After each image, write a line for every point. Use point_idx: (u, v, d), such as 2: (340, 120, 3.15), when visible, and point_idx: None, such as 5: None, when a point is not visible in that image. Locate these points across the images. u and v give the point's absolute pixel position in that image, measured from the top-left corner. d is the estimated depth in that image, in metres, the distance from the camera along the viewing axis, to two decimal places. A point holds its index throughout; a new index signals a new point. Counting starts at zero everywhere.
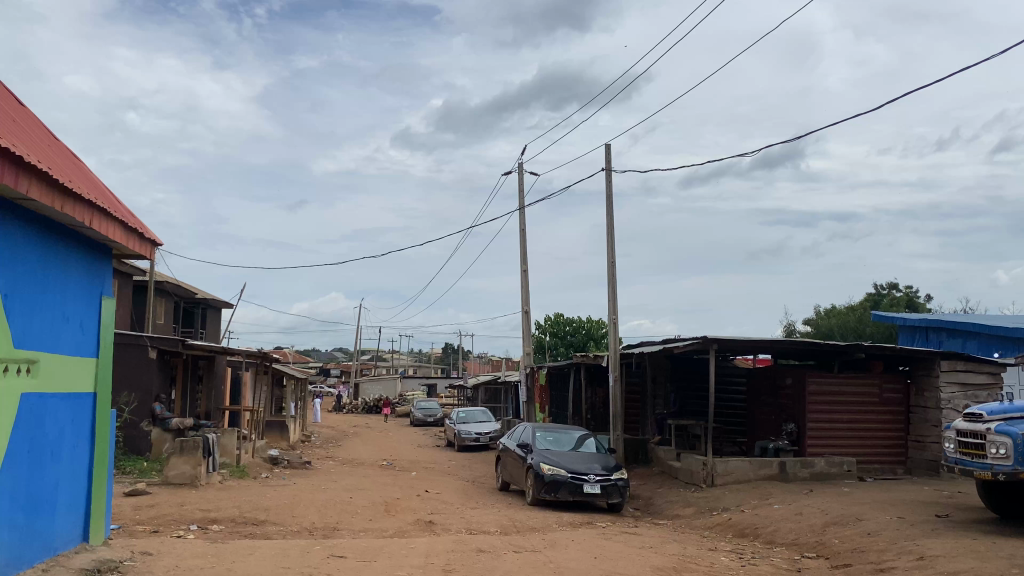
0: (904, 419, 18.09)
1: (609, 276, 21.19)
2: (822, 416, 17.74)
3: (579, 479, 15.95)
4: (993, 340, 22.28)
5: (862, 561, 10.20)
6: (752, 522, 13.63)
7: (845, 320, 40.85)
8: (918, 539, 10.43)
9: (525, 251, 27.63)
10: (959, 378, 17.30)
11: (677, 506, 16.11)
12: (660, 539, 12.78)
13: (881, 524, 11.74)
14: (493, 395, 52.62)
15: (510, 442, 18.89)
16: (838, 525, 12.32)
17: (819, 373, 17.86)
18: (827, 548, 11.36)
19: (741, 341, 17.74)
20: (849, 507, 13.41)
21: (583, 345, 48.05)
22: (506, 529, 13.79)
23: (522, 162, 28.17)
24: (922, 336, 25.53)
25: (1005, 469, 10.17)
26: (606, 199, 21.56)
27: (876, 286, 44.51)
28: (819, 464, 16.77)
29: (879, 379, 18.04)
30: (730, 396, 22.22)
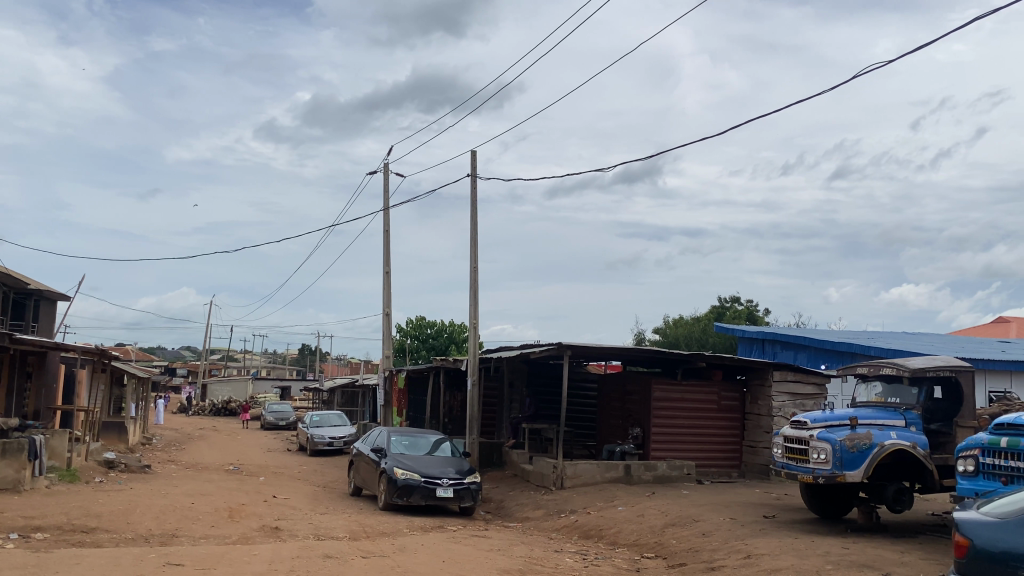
0: (740, 425, 19.21)
1: (471, 280, 21.34)
2: (666, 421, 18.57)
3: (432, 484, 15.98)
4: (821, 353, 24.09)
5: (695, 560, 10.77)
6: (596, 524, 14.09)
7: (691, 331, 42.94)
8: (746, 539, 11.13)
9: (388, 252, 27.35)
10: (789, 387, 18.56)
11: (527, 509, 16.41)
12: (508, 542, 12.99)
13: (715, 525, 12.44)
14: (350, 398, 51.76)
15: (364, 446, 18.66)
16: (675, 526, 12.95)
17: (665, 380, 18.67)
18: (665, 548, 11.93)
19: (595, 348, 18.31)
20: (687, 508, 14.12)
21: (444, 349, 48.14)
22: (355, 534, 13.60)
23: (387, 163, 27.95)
24: (759, 347, 27.22)
25: (825, 472, 11.00)
26: (470, 204, 21.72)
27: (721, 298, 47.12)
28: (661, 468, 17.57)
29: (718, 387, 19.10)
30: (583, 401, 22.88)
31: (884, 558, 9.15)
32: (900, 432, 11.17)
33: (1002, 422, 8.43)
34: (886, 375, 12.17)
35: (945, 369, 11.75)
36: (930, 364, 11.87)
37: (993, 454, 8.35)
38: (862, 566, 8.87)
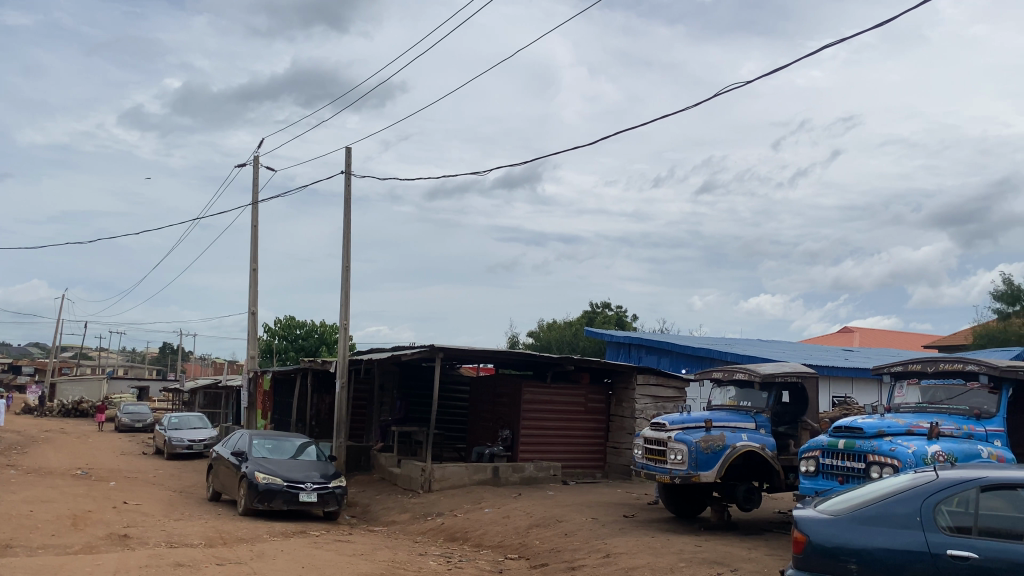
0: (606, 427, 19.69)
1: (342, 280, 20.91)
2: (534, 423, 18.81)
3: (295, 488, 15.55)
4: (683, 358, 25.08)
5: (557, 560, 10.94)
6: (462, 527, 14.08)
7: (563, 335, 43.82)
8: (606, 538, 11.41)
9: (256, 248, 26.43)
10: (651, 391, 19.21)
11: (393, 512, 16.23)
12: (371, 546, 12.80)
13: (577, 525, 12.69)
14: (213, 399, 49.70)
15: (224, 449, 17.93)
16: (540, 527, 13.12)
17: (534, 383, 18.91)
18: (528, 548, 12.05)
19: (467, 351, 18.32)
20: (552, 509, 14.36)
21: (314, 350, 47.02)
22: (211, 541, 13.04)
23: (258, 156, 27.00)
24: (626, 352, 28.03)
25: (681, 473, 11.42)
26: (344, 202, 21.30)
27: (593, 304, 48.30)
28: (528, 469, 17.79)
29: (585, 390, 19.52)
30: (453, 404, 22.86)
31: (733, 554, 9.57)
32: (750, 434, 11.76)
33: (841, 425, 9.01)
34: (740, 381, 12.77)
35: (793, 375, 12.48)
36: (780, 370, 12.58)
37: (832, 455, 8.91)
38: (712, 562, 9.26)
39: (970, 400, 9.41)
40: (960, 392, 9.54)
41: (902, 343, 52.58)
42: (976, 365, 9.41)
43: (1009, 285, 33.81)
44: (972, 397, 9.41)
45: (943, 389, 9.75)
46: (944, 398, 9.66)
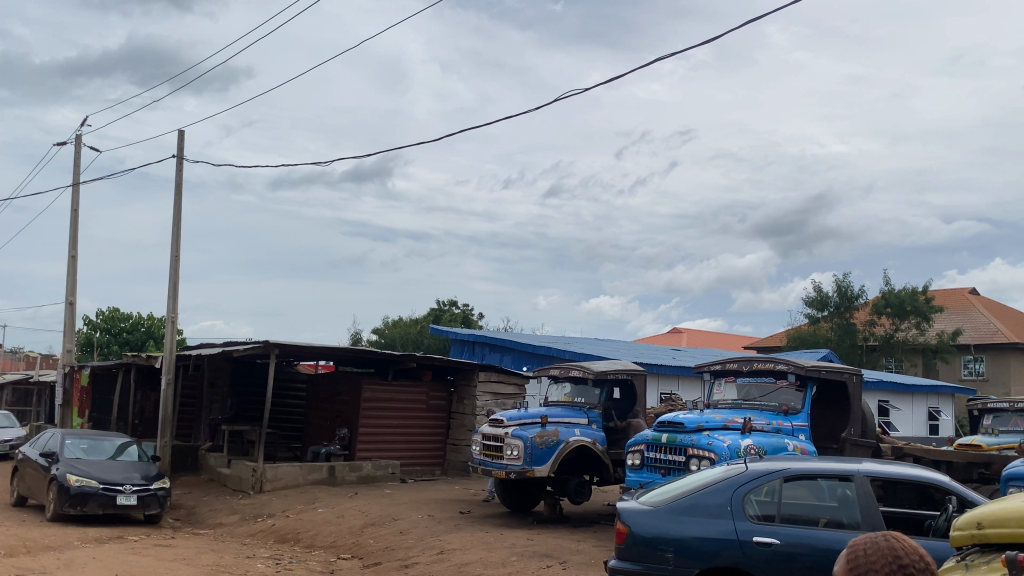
0: (445, 424, 19.73)
1: (172, 270, 19.79)
2: (373, 421, 18.54)
3: (112, 491, 14.56)
4: (523, 356, 25.56)
5: (390, 558, 10.84)
6: (294, 527, 13.68)
7: (407, 332, 43.51)
8: (441, 535, 11.42)
9: (76, 234, 24.55)
10: (492, 388, 19.43)
11: (220, 514, 15.53)
12: (195, 550, 12.18)
13: (412, 523, 12.63)
14: (22, 396, 45.68)
15: (32, 450, 16.49)
16: (375, 525, 12.95)
17: (375, 381, 18.64)
18: (361, 548, 11.86)
19: (304, 347, 17.81)
20: (387, 507, 14.21)
21: (140, 344, 44.22)
22: (12, 551, 11.93)
23: (80, 135, 25.07)
24: (469, 349, 28.22)
25: (516, 468, 11.60)
26: (175, 188, 20.16)
27: (439, 302, 48.25)
28: (365, 468, 17.55)
29: (425, 387, 19.46)
30: (289, 401, 22.16)
31: (563, 547, 9.84)
32: (583, 430, 12.13)
33: (664, 420, 9.45)
34: (574, 377, 13.11)
35: (623, 372, 13.01)
36: (611, 367, 13.07)
37: (656, 449, 9.32)
38: (542, 555, 9.48)
39: (779, 397, 10.15)
40: (771, 390, 10.27)
41: (726, 344, 55.99)
42: (785, 365, 10.17)
43: (819, 292, 36.68)
44: (781, 394, 10.16)
45: (756, 386, 10.45)
46: (757, 395, 10.38)
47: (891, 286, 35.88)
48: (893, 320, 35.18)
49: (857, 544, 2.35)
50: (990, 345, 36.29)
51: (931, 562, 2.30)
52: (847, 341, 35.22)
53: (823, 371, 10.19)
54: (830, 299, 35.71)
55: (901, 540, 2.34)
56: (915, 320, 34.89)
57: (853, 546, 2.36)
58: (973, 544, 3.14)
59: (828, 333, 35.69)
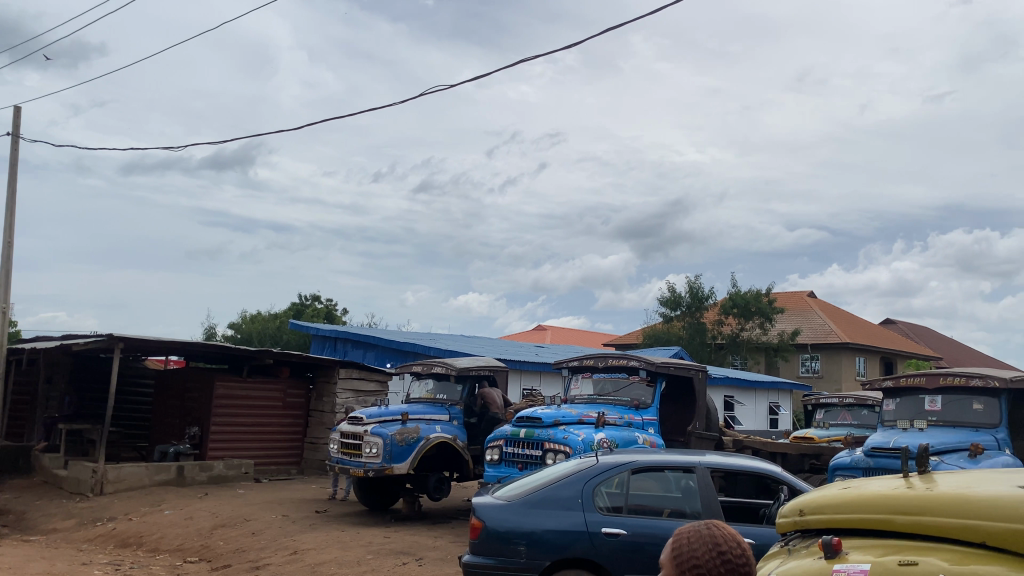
0: (303, 422, 19.25)
1: (4, 258, 18.30)
2: (226, 419, 17.85)
3: None
4: (386, 352, 25.30)
5: (240, 561, 10.46)
6: (137, 531, 12.96)
7: (265, 327, 42.17)
8: (295, 535, 11.14)
9: None
10: (353, 385, 19.15)
11: (54, 519, 14.49)
12: (24, 558, 11.31)
13: (266, 523, 12.26)
14: None
15: None
16: (226, 527, 12.47)
17: (229, 377, 17.94)
18: (210, 550, 11.39)
19: (152, 342, 16.90)
20: (239, 508, 13.72)
21: None
22: None
23: None
24: (331, 346, 27.65)
25: (375, 466, 11.46)
26: (10, 169, 18.64)
27: (301, 297, 46.98)
28: (216, 468, 16.88)
29: (283, 384, 18.92)
30: (135, 398, 20.98)
31: (420, 544, 9.82)
32: (443, 426, 12.15)
33: (522, 415, 9.60)
34: (437, 374, 13.10)
35: (485, 369, 13.12)
36: (473, 364, 13.16)
37: (513, 444, 9.46)
38: (398, 552, 9.43)
39: (631, 392, 10.53)
40: (623, 385, 10.64)
41: (586, 342, 57.55)
42: (637, 361, 10.58)
43: (673, 292, 38.41)
44: (633, 388, 10.55)
45: (610, 382, 10.78)
46: (611, 390, 10.69)
47: (738, 288, 37.92)
48: (739, 320, 37.14)
49: (679, 531, 2.39)
50: (825, 344, 38.94)
51: (748, 545, 2.36)
52: (698, 339, 37.04)
53: (672, 367, 10.67)
54: (683, 299, 37.48)
55: (721, 527, 2.40)
56: (759, 320, 36.98)
57: (676, 534, 2.39)
58: (795, 530, 3.40)
59: (681, 331, 37.52)
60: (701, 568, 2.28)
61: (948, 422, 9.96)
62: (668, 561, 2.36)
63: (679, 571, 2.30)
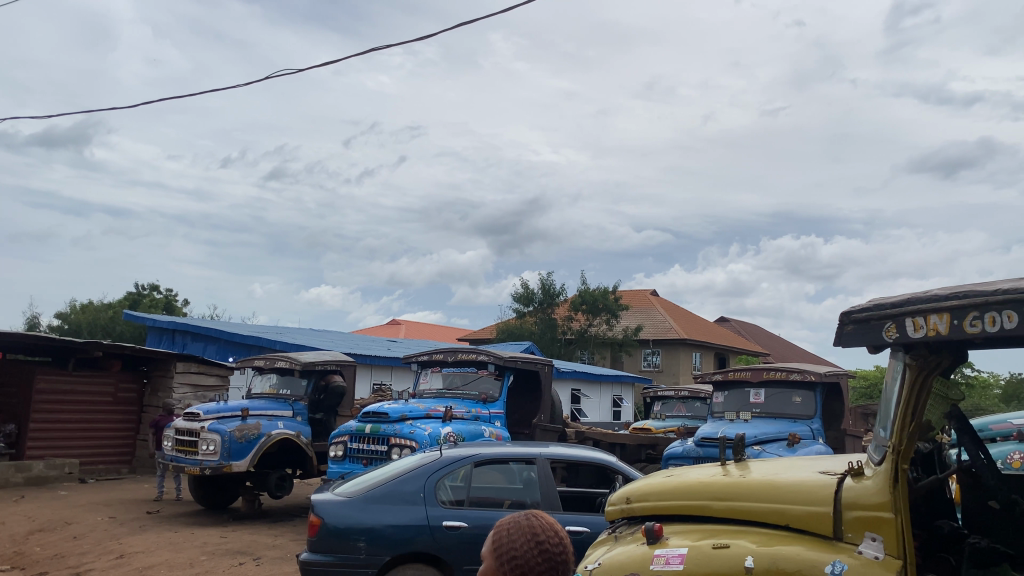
0: (135, 419, 18.18)
1: None
2: (48, 416, 16.56)
3: None
4: (229, 346, 24.30)
5: (59, 567, 9.72)
6: None
7: (96, 317, 39.48)
8: (122, 537, 10.49)
9: None
10: (191, 379, 18.28)
11: None
12: None
13: (90, 526, 11.47)
14: None
15: None
16: (43, 532, 11.56)
17: (52, 371, 16.67)
18: (25, 557, 10.51)
19: None
20: (60, 511, 12.76)
21: None
22: None
23: None
24: (169, 338, 26.23)
25: (212, 464, 10.97)
26: None
27: (138, 287, 44.29)
28: (35, 468, 15.63)
29: (114, 378, 17.79)
30: None
31: (257, 543, 9.50)
32: (286, 422, 11.81)
33: (368, 410, 9.47)
34: (280, 368, 12.70)
35: (331, 363, 12.87)
36: (320, 359, 12.88)
37: (359, 439, 9.32)
38: (235, 552, 9.07)
39: (479, 386, 10.62)
40: (472, 378, 10.70)
41: (440, 336, 57.52)
42: (486, 355, 10.67)
43: (525, 288, 39.10)
44: (481, 382, 10.64)
45: (459, 375, 10.82)
46: (460, 384, 10.73)
47: (587, 285, 39.03)
48: (588, 316, 38.24)
49: (500, 524, 2.38)
50: (665, 340, 40.77)
51: (565, 535, 2.39)
52: (549, 335, 37.88)
53: (519, 362, 10.87)
54: (535, 295, 38.20)
55: (539, 517, 2.42)
56: (606, 316, 38.24)
57: (497, 527, 2.39)
58: (623, 517, 3.55)
59: (533, 327, 38.18)
60: (520, 560, 2.28)
61: (770, 413, 10.69)
62: (489, 554, 2.34)
63: (499, 564, 2.29)
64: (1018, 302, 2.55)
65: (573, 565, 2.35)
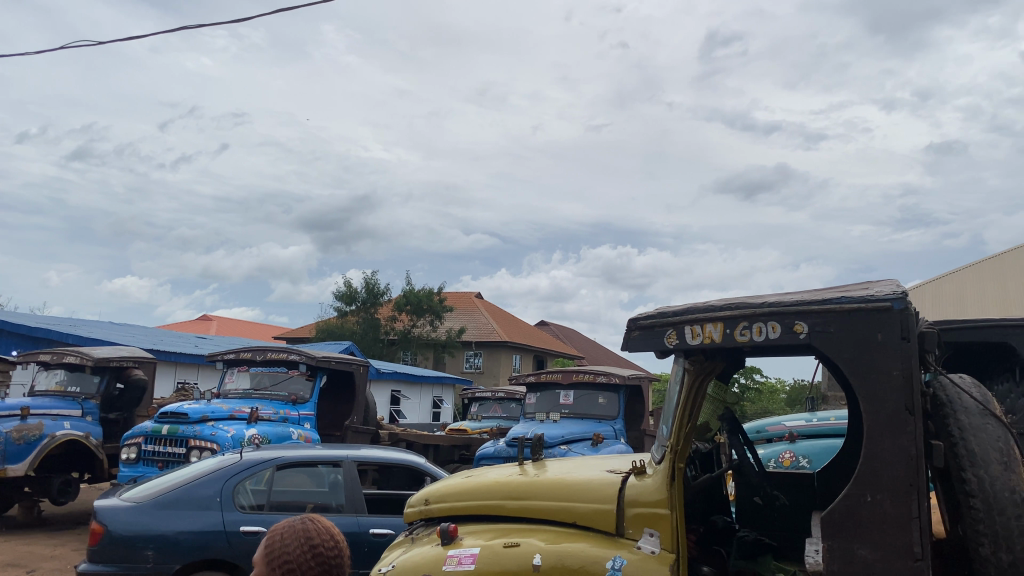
0: None
1: None
2: None
3: None
4: (14, 339, 22.09)
5: None
6: None
7: None
8: None
9: None
10: None
11: None
12: None
13: None
14: None
15: None
16: None
17: None
18: None
19: None
20: None
21: None
22: None
23: None
24: None
25: None
26: None
27: None
28: None
29: None
30: None
31: (33, 554, 8.69)
32: (73, 423, 10.89)
33: (166, 411, 8.91)
34: (69, 364, 11.69)
35: (128, 360, 12.01)
36: (115, 355, 11.99)
37: (155, 441, 8.77)
38: (6, 565, 8.24)
39: (290, 386, 10.31)
40: (282, 379, 10.36)
41: (257, 334, 55.22)
42: (297, 355, 10.38)
43: (347, 286, 38.35)
44: (291, 383, 10.33)
45: (267, 375, 10.42)
46: (268, 384, 10.34)
47: (412, 286, 38.88)
48: (411, 317, 38.08)
49: (274, 528, 2.30)
50: (487, 342, 41.36)
51: (343, 539, 2.34)
52: (371, 335, 37.37)
53: (332, 362, 10.65)
54: (358, 294, 37.55)
55: (317, 520, 2.36)
56: (429, 317, 38.25)
57: (271, 531, 2.31)
58: (420, 519, 3.54)
59: (354, 327, 37.55)
60: (292, 566, 2.21)
61: (578, 414, 11.09)
62: (260, 559, 2.26)
63: (270, 570, 2.22)
64: (783, 314, 2.79)
65: (349, 568, 2.32)
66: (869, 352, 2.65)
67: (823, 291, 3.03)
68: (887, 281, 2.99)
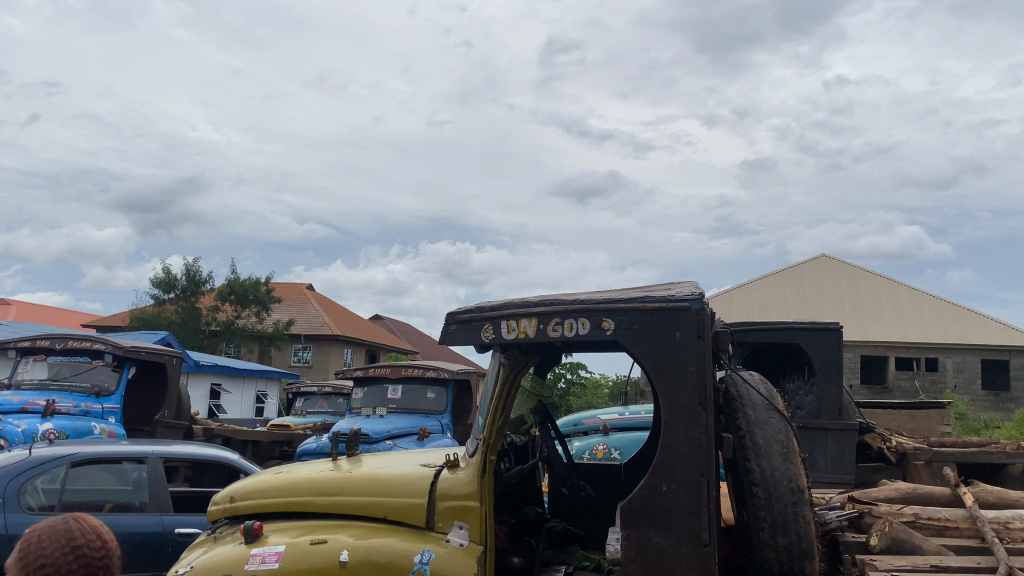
0: None
1: None
2: None
3: None
4: None
5: None
6: None
7: None
8: None
9: None
10: None
11: None
12: None
13: None
14: None
15: None
16: None
17: None
18: None
19: None
20: None
21: None
22: None
23: None
24: None
25: None
26: None
27: None
28: None
29: None
30: None
31: None
32: None
33: None
34: None
35: None
36: None
37: None
38: None
39: (92, 377, 9.59)
40: (84, 369, 9.62)
41: (60, 321, 50.95)
42: (102, 344, 9.69)
43: (165, 273, 36.22)
44: (95, 373, 9.61)
45: (67, 365, 9.63)
46: (68, 375, 9.55)
47: (237, 274, 37.27)
48: (235, 307, 36.50)
49: (32, 529, 2.12)
50: (317, 335, 40.36)
51: (112, 540, 2.20)
52: (190, 325, 35.48)
53: (142, 352, 9.99)
54: (178, 281, 35.56)
55: (82, 519, 2.20)
56: (255, 308, 36.81)
57: (28, 534, 2.12)
58: (225, 517, 3.39)
59: (172, 316, 35.50)
60: (50, 568, 2.05)
61: (405, 408, 11.04)
62: (13, 565, 2.08)
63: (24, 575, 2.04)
64: (593, 311, 2.89)
65: (116, 569, 2.18)
66: (669, 349, 2.79)
67: (632, 290, 3.16)
68: (687, 283, 3.17)
